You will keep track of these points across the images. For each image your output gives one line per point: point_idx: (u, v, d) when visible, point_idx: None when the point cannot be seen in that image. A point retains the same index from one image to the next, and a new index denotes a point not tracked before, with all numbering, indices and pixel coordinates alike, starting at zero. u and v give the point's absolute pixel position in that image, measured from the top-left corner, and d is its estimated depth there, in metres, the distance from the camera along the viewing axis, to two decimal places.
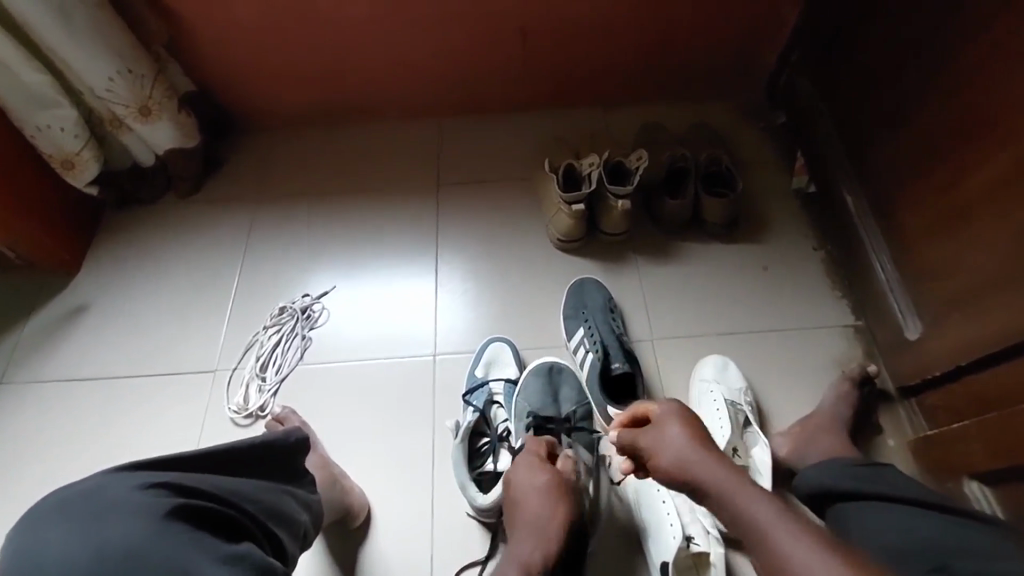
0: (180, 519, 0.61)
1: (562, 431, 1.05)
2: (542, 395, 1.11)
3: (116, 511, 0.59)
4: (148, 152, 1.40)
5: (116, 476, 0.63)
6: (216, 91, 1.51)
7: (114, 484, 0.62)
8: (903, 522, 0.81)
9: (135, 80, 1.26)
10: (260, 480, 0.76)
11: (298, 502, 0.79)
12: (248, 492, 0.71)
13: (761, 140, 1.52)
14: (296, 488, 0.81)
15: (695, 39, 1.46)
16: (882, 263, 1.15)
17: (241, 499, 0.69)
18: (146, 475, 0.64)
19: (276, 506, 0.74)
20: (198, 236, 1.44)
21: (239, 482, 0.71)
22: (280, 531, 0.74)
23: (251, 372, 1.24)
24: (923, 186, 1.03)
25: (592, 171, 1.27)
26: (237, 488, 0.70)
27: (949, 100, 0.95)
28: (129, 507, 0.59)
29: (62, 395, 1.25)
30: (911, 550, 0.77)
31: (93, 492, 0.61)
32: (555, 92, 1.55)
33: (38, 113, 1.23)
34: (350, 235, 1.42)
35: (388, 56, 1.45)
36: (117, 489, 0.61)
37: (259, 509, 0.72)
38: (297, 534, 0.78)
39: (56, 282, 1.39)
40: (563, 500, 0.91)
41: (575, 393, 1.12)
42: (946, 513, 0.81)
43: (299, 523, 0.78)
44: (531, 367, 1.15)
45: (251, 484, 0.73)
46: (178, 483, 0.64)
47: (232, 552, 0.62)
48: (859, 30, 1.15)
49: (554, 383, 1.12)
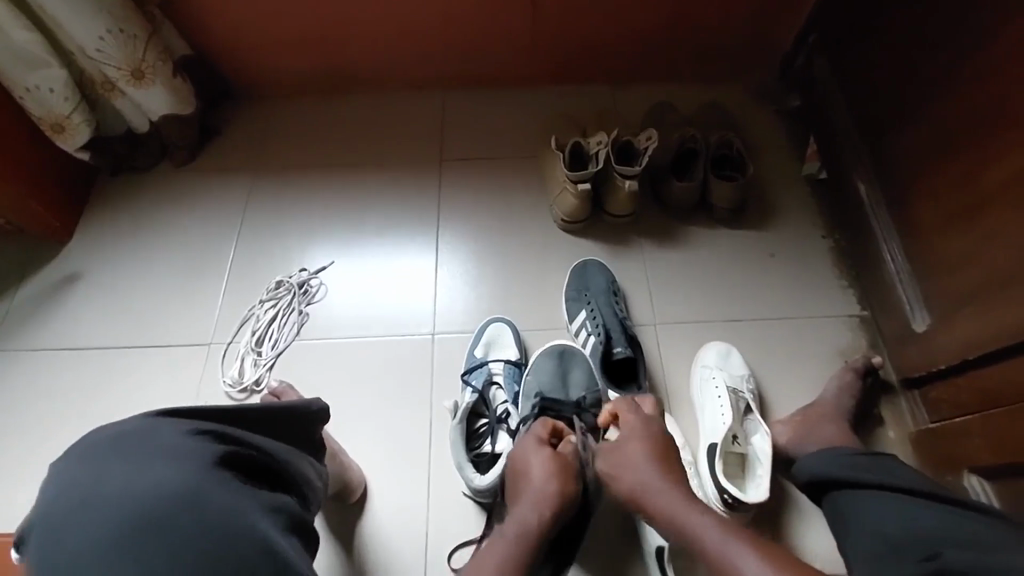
0: (223, 467, 0.60)
1: (572, 413, 1.03)
2: (551, 377, 1.08)
3: (164, 454, 0.58)
4: (142, 118, 1.36)
5: (162, 422, 0.63)
6: (211, 56, 1.45)
7: (160, 430, 0.61)
8: (902, 509, 0.78)
9: (127, 41, 1.21)
10: (283, 443, 0.74)
11: (316, 469, 0.77)
12: (282, 454, 0.71)
13: (773, 124, 1.48)
14: (312, 455, 0.79)
15: (711, 16, 1.40)
16: (893, 254, 1.13)
17: (275, 458, 0.69)
18: (191, 423, 0.63)
19: (299, 470, 0.72)
20: (193, 206, 1.41)
21: (270, 443, 0.70)
22: (304, 493, 0.73)
23: (247, 346, 1.22)
24: (941, 173, 0.99)
25: (599, 150, 1.24)
26: (269, 448, 0.69)
27: (974, 84, 0.91)
28: (178, 452, 0.59)
29: (56, 365, 1.23)
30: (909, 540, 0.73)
31: (139, 436, 0.60)
32: (563, 68, 1.50)
33: (26, 73, 1.18)
34: (348, 209, 1.39)
35: (391, 23, 1.39)
36: (163, 434, 0.61)
37: (288, 468, 0.71)
38: (317, 501, 0.77)
39: (47, 249, 1.36)
40: (562, 475, 0.89)
41: (586, 378, 1.09)
42: (947, 504, 0.77)
43: (315, 491, 0.75)
44: (542, 349, 1.13)
45: (283, 446, 0.72)
46: (221, 433, 0.64)
47: (273, 503, 0.62)
48: (883, 9, 1.10)
49: (565, 366, 1.10)
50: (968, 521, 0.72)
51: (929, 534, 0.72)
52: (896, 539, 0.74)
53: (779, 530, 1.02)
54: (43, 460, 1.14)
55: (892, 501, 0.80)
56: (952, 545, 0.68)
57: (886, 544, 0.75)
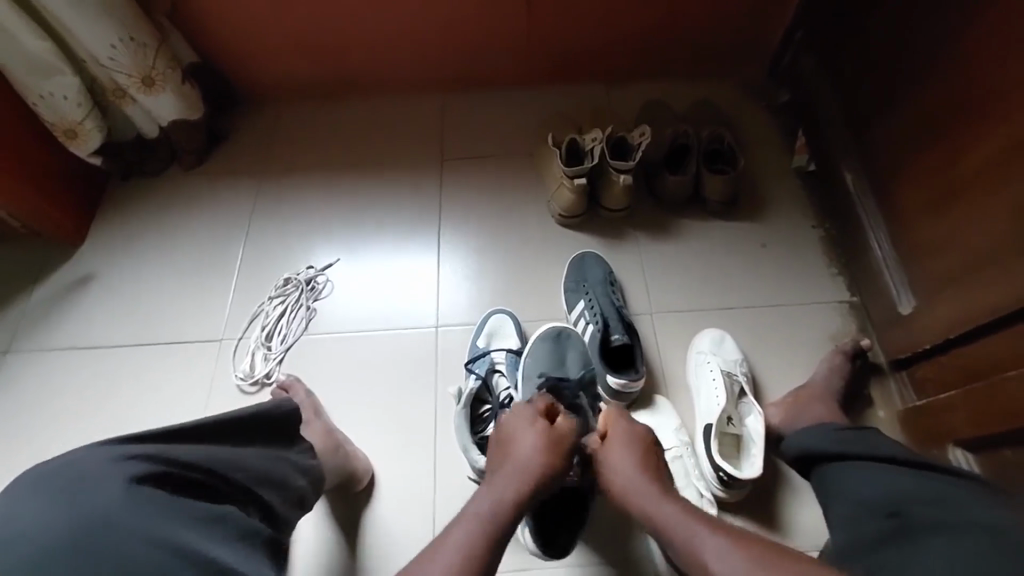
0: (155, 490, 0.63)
1: (575, 391, 1.02)
2: (549, 359, 1.11)
3: (90, 483, 0.61)
4: (151, 124, 1.40)
5: (94, 448, 0.65)
6: (218, 63, 1.50)
7: (90, 458, 0.64)
8: (885, 479, 0.82)
9: (138, 49, 1.26)
10: (248, 447, 0.78)
11: (288, 467, 0.82)
12: (240, 462, 0.73)
13: (764, 119, 1.53)
14: (283, 453, 0.83)
15: (701, 15, 1.45)
16: (879, 241, 1.17)
17: (228, 467, 0.71)
18: (122, 447, 0.65)
19: (260, 473, 0.76)
20: (202, 207, 1.45)
21: (226, 452, 0.73)
22: (268, 496, 0.76)
23: (257, 341, 1.26)
24: (922, 160, 1.04)
25: (594, 146, 1.28)
26: (224, 457, 0.72)
27: (951, 75, 0.95)
28: (111, 480, 0.61)
29: (71, 362, 1.27)
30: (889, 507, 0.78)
31: (70, 465, 0.63)
32: (559, 68, 1.55)
33: (41, 82, 1.23)
34: (352, 208, 1.43)
35: (392, 28, 1.44)
36: (92, 462, 0.63)
37: (245, 476, 0.73)
38: (292, 499, 0.81)
39: (61, 251, 1.40)
40: (550, 453, 0.87)
41: (581, 357, 1.12)
42: (926, 471, 0.82)
43: (291, 486, 0.81)
44: (536, 333, 1.16)
45: (239, 453, 0.74)
46: (157, 454, 0.66)
47: (214, 517, 0.66)
48: (865, 6, 1.14)
49: (561, 348, 1.13)
50: (942, 486, 0.78)
51: (902, 496, 0.79)
52: (870, 501, 0.80)
53: (773, 506, 1.06)
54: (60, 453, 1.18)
55: (870, 470, 0.85)
56: (920, 504, 0.76)
57: (860, 504, 0.81)
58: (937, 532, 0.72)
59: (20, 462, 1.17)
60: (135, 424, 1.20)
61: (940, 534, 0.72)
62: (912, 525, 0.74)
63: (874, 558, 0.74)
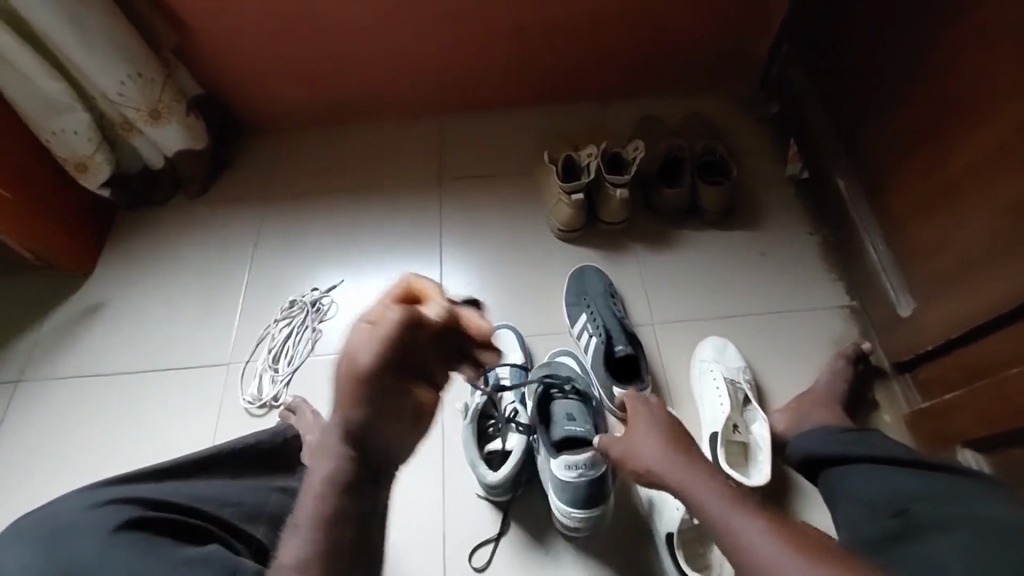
0: (136, 529, 0.65)
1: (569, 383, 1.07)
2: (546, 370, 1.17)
3: (73, 528, 0.64)
4: (158, 154, 1.44)
5: (80, 497, 0.69)
6: (222, 94, 1.54)
7: (72, 506, 0.67)
8: (890, 479, 0.84)
9: (146, 84, 1.30)
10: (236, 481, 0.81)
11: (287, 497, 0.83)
12: (224, 498, 0.76)
13: (755, 129, 1.56)
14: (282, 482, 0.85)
15: (689, 33, 1.49)
16: (875, 245, 1.18)
17: (213, 505, 0.74)
18: (108, 492, 0.70)
19: (247, 505, 0.77)
20: (209, 233, 1.48)
21: (211, 490, 0.76)
22: (259, 531, 0.77)
23: (264, 364, 1.27)
24: (913, 166, 1.06)
25: (590, 162, 1.31)
26: (208, 496, 0.75)
27: (935, 82, 0.98)
28: (89, 522, 0.64)
29: (80, 391, 1.28)
30: (890, 500, 0.81)
31: (56, 515, 0.66)
32: (553, 87, 1.59)
33: (54, 118, 1.27)
34: (356, 230, 1.46)
35: (390, 55, 1.48)
36: (78, 508, 0.67)
37: (231, 510, 0.75)
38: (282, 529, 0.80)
39: (71, 282, 1.43)
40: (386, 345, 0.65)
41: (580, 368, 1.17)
42: (929, 468, 0.84)
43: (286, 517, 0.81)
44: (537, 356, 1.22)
45: (224, 490, 0.77)
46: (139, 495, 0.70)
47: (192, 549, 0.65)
48: (847, 19, 1.18)
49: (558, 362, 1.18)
50: (944, 483, 0.80)
51: (906, 495, 0.80)
52: (873, 500, 0.82)
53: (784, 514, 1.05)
54: (73, 482, 1.19)
55: (872, 471, 0.86)
56: (921, 501, 0.79)
57: (863, 503, 0.83)
58: (943, 527, 0.74)
59: (33, 494, 1.18)
60: (143, 451, 1.21)
61: (945, 529, 0.74)
62: (914, 522, 0.77)
63: (885, 556, 0.76)
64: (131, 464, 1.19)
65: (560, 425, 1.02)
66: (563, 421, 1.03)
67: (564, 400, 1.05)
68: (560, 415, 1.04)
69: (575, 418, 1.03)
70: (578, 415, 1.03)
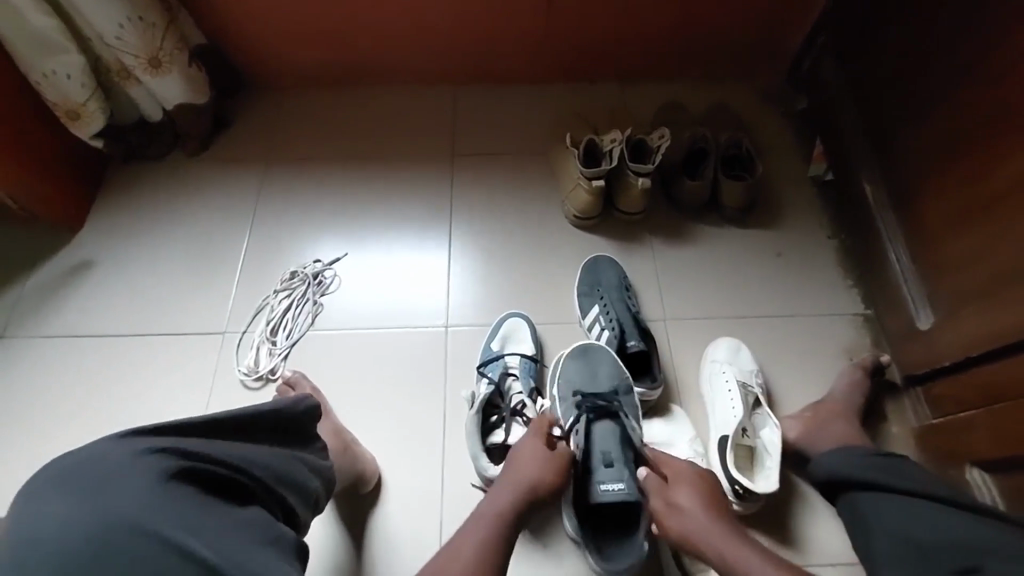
0: (184, 484, 0.61)
1: (614, 402, 1.03)
2: (581, 375, 1.10)
3: (117, 479, 0.58)
4: (156, 106, 1.36)
5: (115, 442, 0.63)
6: (224, 46, 1.45)
7: (110, 453, 0.61)
8: (929, 517, 0.81)
9: (146, 29, 1.22)
10: (269, 446, 0.76)
11: (313, 470, 0.80)
12: (261, 460, 0.71)
13: (782, 125, 1.51)
14: (309, 455, 0.81)
15: (722, 18, 1.43)
16: (898, 253, 1.16)
17: (252, 464, 0.69)
18: (149, 440, 0.63)
19: (285, 472, 0.74)
20: (207, 195, 1.41)
21: (248, 449, 0.71)
22: (290, 497, 0.74)
23: (261, 336, 1.23)
24: (945, 179, 1.03)
25: (613, 148, 1.25)
26: (245, 455, 0.70)
27: (979, 91, 0.94)
28: (136, 473, 0.59)
29: (66, 351, 1.23)
30: (934, 545, 0.78)
31: (92, 461, 0.60)
32: (575, 65, 1.52)
33: (45, 60, 1.19)
34: (363, 202, 1.40)
35: (407, 18, 1.40)
36: (119, 456, 0.61)
37: (266, 475, 0.71)
38: (310, 502, 0.78)
39: (59, 235, 1.36)
40: None
41: (613, 369, 1.09)
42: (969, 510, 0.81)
43: (310, 490, 0.78)
44: (564, 353, 1.14)
45: (258, 449, 0.72)
46: (182, 446, 0.64)
47: (240, 520, 0.63)
48: (890, 16, 1.13)
49: (591, 363, 1.11)
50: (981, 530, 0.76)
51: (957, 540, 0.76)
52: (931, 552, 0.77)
53: (787, 522, 1.05)
54: (55, 444, 1.14)
55: (918, 507, 0.83)
56: (975, 552, 0.74)
57: (918, 549, 0.79)
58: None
59: (11, 459, 1.13)
60: (131, 417, 1.16)
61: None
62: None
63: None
64: (119, 431, 1.15)
65: (599, 474, 0.97)
66: (600, 466, 0.98)
67: (603, 436, 1.01)
68: (598, 456, 0.99)
69: (613, 464, 0.98)
70: (617, 462, 0.98)
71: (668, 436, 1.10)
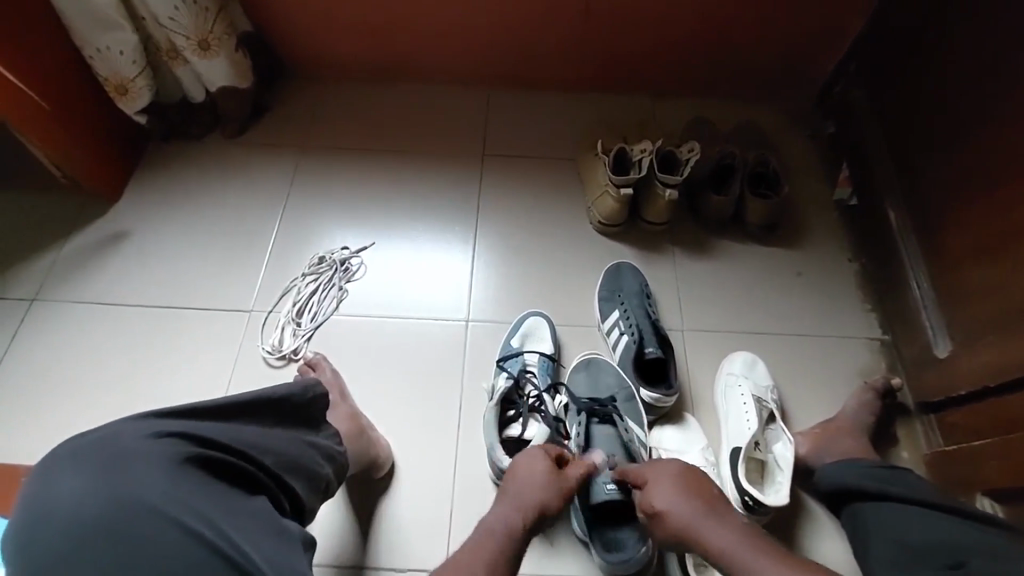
0: (193, 470, 0.60)
1: (614, 410, 1.06)
2: (586, 387, 1.15)
3: (124, 460, 0.58)
4: (200, 87, 1.40)
5: (128, 423, 0.62)
6: (268, 32, 1.49)
7: (124, 434, 0.61)
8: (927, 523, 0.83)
9: (199, 12, 1.26)
10: (280, 430, 0.74)
11: (323, 455, 0.77)
12: (268, 444, 0.69)
13: (810, 147, 1.52)
14: (319, 439, 0.79)
15: (758, 38, 1.45)
16: (919, 280, 1.17)
17: (257, 450, 0.67)
18: (160, 424, 0.63)
19: (294, 459, 0.72)
20: (242, 177, 1.45)
21: (256, 434, 0.69)
22: (296, 484, 0.72)
23: (287, 316, 1.26)
24: (972, 209, 1.04)
25: (643, 158, 1.28)
26: (253, 440, 0.68)
27: (1012, 125, 0.96)
28: (147, 457, 0.59)
29: (96, 318, 1.26)
30: (930, 546, 0.80)
31: (106, 440, 0.60)
32: (608, 74, 1.55)
33: (100, 35, 1.23)
34: (391, 195, 1.43)
35: (449, 18, 1.44)
36: (132, 438, 0.60)
37: (272, 462, 0.69)
38: (318, 488, 0.76)
39: (96, 205, 1.40)
40: None
41: (616, 379, 1.14)
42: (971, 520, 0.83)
43: (320, 476, 0.76)
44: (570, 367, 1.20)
45: (267, 435, 0.70)
46: (190, 431, 0.63)
47: (243, 509, 0.62)
48: (925, 47, 1.14)
49: (593, 374, 1.15)
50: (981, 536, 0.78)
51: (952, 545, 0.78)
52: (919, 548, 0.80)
53: (792, 538, 1.06)
54: (79, 407, 1.17)
55: (917, 514, 0.86)
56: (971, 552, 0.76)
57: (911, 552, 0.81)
58: None
59: (36, 417, 1.16)
60: (154, 386, 1.19)
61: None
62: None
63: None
64: (141, 399, 1.18)
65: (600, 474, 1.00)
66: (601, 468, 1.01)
67: (604, 439, 1.05)
68: (600, 458, 1.03)
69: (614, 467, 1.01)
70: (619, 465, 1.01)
71: (681, 445, 1.11)
